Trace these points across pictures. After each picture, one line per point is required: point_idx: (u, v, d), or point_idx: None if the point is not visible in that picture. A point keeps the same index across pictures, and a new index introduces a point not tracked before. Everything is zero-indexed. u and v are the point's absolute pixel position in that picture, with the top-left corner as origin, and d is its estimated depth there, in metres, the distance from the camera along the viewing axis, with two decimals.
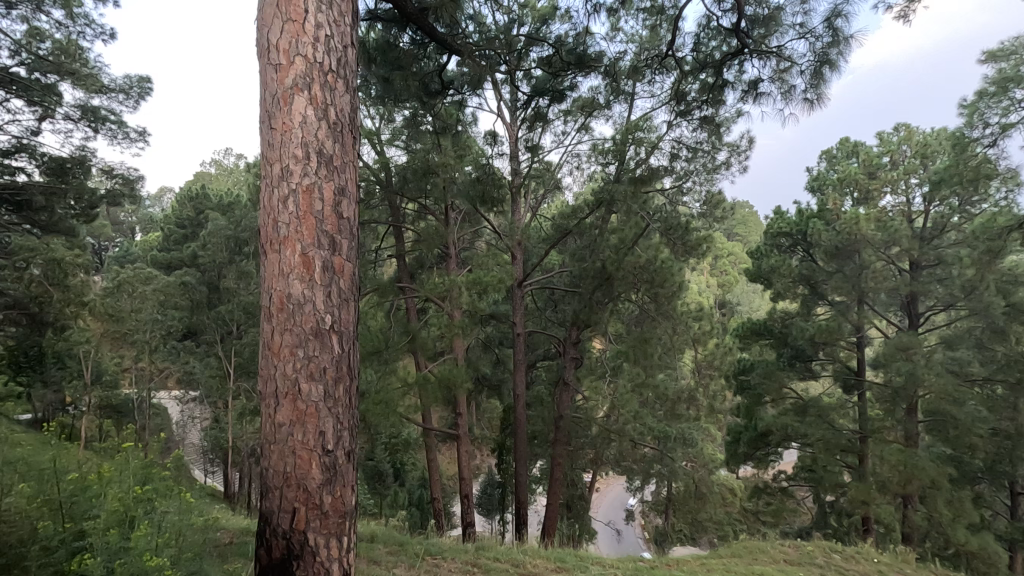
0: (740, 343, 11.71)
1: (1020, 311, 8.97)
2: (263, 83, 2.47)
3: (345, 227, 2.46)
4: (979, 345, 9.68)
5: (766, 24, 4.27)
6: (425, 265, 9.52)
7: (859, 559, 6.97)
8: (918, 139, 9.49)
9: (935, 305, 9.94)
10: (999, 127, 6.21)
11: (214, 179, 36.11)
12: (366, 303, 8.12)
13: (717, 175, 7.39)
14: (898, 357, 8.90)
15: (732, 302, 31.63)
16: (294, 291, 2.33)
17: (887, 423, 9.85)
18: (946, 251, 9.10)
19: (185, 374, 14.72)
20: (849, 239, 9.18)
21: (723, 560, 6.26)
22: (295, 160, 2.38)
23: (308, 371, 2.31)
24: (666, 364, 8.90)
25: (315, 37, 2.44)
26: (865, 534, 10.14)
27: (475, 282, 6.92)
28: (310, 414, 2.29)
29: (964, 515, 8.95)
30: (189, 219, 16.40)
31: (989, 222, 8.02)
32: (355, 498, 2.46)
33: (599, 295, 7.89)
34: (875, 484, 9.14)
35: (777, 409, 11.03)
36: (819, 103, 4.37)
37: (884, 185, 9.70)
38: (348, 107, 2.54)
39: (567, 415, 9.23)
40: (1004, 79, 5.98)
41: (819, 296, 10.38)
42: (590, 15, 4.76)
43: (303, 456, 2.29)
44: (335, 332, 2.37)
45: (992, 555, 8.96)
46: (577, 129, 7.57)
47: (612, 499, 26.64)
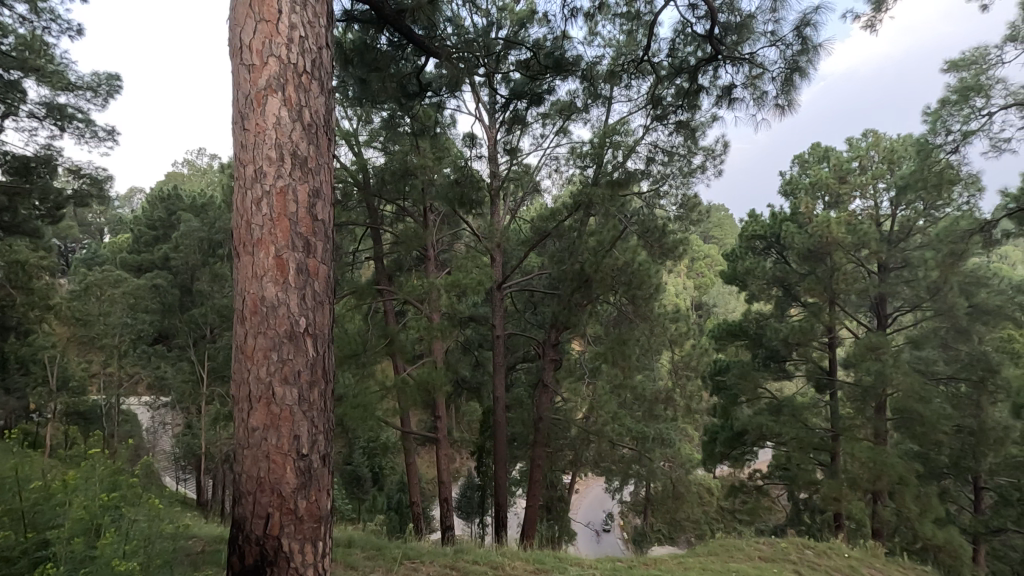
0: (716, 343, 11.89)
1: (983, 311, 9.31)
2: (235, 83, 2.44)
3: (320, 229, 2.44)
4: (945, 344, 9.77)
5: (738, 31, 4.34)
6: (403, 267, 9.47)
7: (831, 555, 7.11)
8: (884, 145, 9.76)
9: (902, 306, 10.23)
10: (960, 134, 6.43)
11: (188, 181, 35.43)
12: (343, 306, 8.03)
13: (693, 180, 7.51)
14: (867, 356, 9.14)
15: (707, 304, 32.27)
16: (268, 294, 2.30)
17: (857, 421, 10.11)
18: (912, 253, 9.40)
19: (157, 379, 14.38)
20: (820, 242, 9.40)
21: (701, 559, 6.32)
22: (268, 161, 2.36)
23: (282, 374, 2.28)
24: (643, 365, 9.00)
25: (289, 38, 2.42)
26: (837, 530, 10.40)
27: (455, 285, 6.91)
28: (285, 418, 2.27)
29: (930, 509, 9.21)
30: (160, 220, 16.04)
31: (953, 226, 8.25)
32: (331, 503, 2.44)
33: (579, 297, 7.94)
34: (846, 481, 9.37)
35: (752, 409, 11.24)
36: (789, 109, 4.51)
37: (854, 190, 9.96)
38: (322, 108, 2.53)
39: (546, 417, 9.26)
40: (965, 88, 6.21)
41: (792, 298, 10.60)
42: (567, 19, 4.78)
43: (277, 461, 2.26)
44: (310, 335, 2.35)
45: (958, 548, 9.19)
46: (555, 131, 7.63)
47: (591, 500, 26.79)
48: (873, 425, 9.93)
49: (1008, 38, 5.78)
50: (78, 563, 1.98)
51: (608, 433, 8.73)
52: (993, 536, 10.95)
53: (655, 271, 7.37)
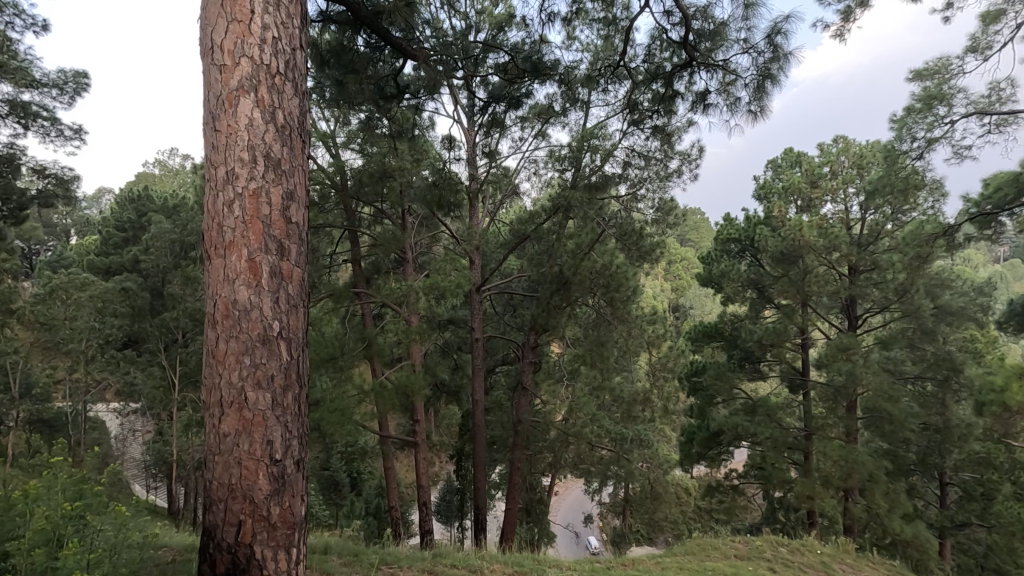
0: (693, 345, 12.06)
1: (948, 313, 9.63)
2: (206, 84, 2.40)
3: (294, 232, 2.41)
4: (911, 344, 10.12)
5: (712, 38, 4.43)
6: (381, 270, 9.40)
7: (804, 551, 7.26)
8: (854, 150, 9.99)
9: (871, 307, 10.50)
10: (925, 141, 6.65)
11: (160, 181, 34.59)
12: (320, 308, 7.93)
13: (669, 184, 7.48)
14: (839, 357, 9.35)
15: (685, 307, 32.75)
16: (240, 297, 2.27)
17: (829, 420, 10.32)
18: (881, 256, 9.44)
19: (126, 385, 14.04)
20: (793, 246, 9.60)
21: (679, 558, 6.41)
22: (240, 163, 2.32)
23: (255, 378, 2.24)
24: (621, 366, 9.09)
25: (261, 38, 2.39)
26: (809, 527, 10.60)
27: (433, 288, 6.89)
28: (257, 423, 2.23)
29: (898, 505, 9.49)
30: (130, 221, 15.58)
31: (918, 230, 8.46)
32: (305, 509, 2.41)
33: (557, 299, 8.06)
34: (819, 479, 9.58)
35: (728, 409, 11.44)
36: (762, 115, 4.61)
37: (825, 194, 10.21)
38: (296, 110, 2.50)
39: (526, 419, 9.38)
40: (929, 97, 6.43)
41: (766, 299, 10.81)
42: (545, 24, 4.82)
43: (249, 467, 2.22)
44: (283, 339, 2.32)
45: (925, 542, 9.48)
46: (533, 134, 7.69)
47: (571, 502, 26.91)
48: (845, 424, 10.14)
49: (968, 48, 6.00)
50: (38, 574, 1.94)
51: (587, 435, 8.80)
52: (958, 530, 11.30)
53: (632, 274, 7.64)
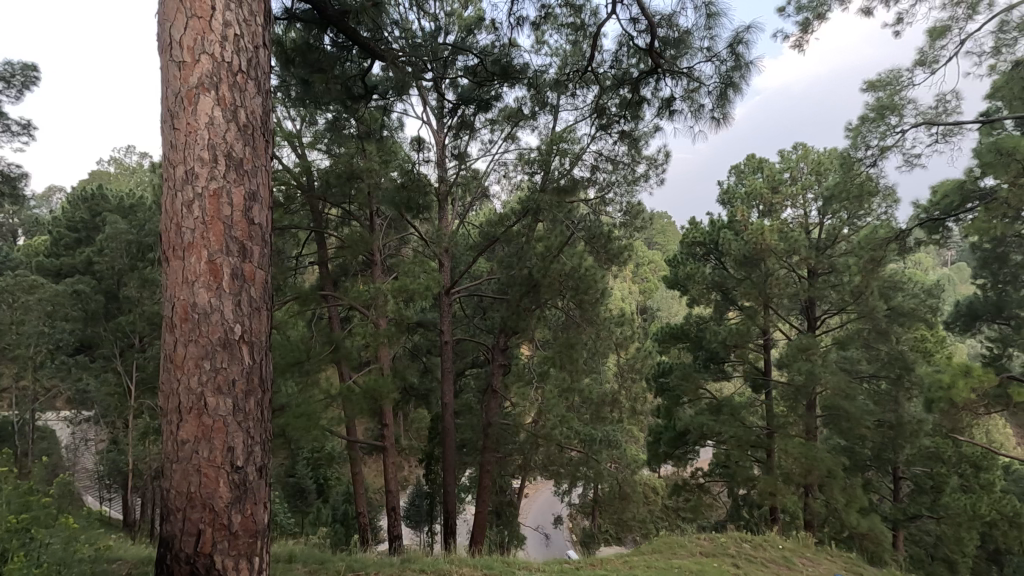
0: (659, 346, 12.27)
1: (900, 313, 10.02)
2: (165, 81, 2.33)
3: (257, 233, 2.36)
4: (867, 345, 10.49)
5: (677, 46, 4.53)
6: (349, 272, 9.27)
7: (766, 547, 7.46)
8: (813, 157, 10.32)
9: (829, 309, 10.88)
10: (878, 149, 6.95)
11: (116, 181, 33.29)
12: (285, 312, 7.77)
13: (637, 188, 7.55)
14: (799, 357, 9.64)
15: (653, 309, 33.32)
16: (200, 300, 2.20)
17: (790, 418, 10.64)
18: (837, 259, 9.87)
19: (79, 392, 13.47)
20: (756, 249, 9.87)
21: (646, 557, 6.51)
22: (200, 162, 2.26)
23: (215, 383, 2.19)
24: (591, 368, 9.19)
25: (222, 35, 2.33)
26: (772, 523, 10.90)
27: (402, 290, 6.84)
28: (217, 429, 2.17)
29: (855, 500, 9.81)
30: (83, 221, 14.94)
31: (872, 234, 8.66)
32: (268, 516, 2.36)
33: (527, 302, 8.10)
34: (780, 476, 9.89)
35: (694, 409, 11.67)
36: (724, 122, 4.74)
37: (785, 199, 10.56)
38: (259, 109, 2.45)
39: (495, 422, 9.38)
40: (881, 108, 6.73)
41: (729, 301, 11.05)
42: (514, 28, 4.84)
43: (209, 474, 2.15)
44: (246, 342, 2.27)
45: (880, 535, 9.85)
46: (503, 137, 7.75)
47: (541, 504, 26.97)
48: (805, 422, 10.46)
49: (917, 62, 6.29)
50: None
51: (556, 436, 8.86)
52: (910, 522, 11.78)
53: (601, 276, 7.74)
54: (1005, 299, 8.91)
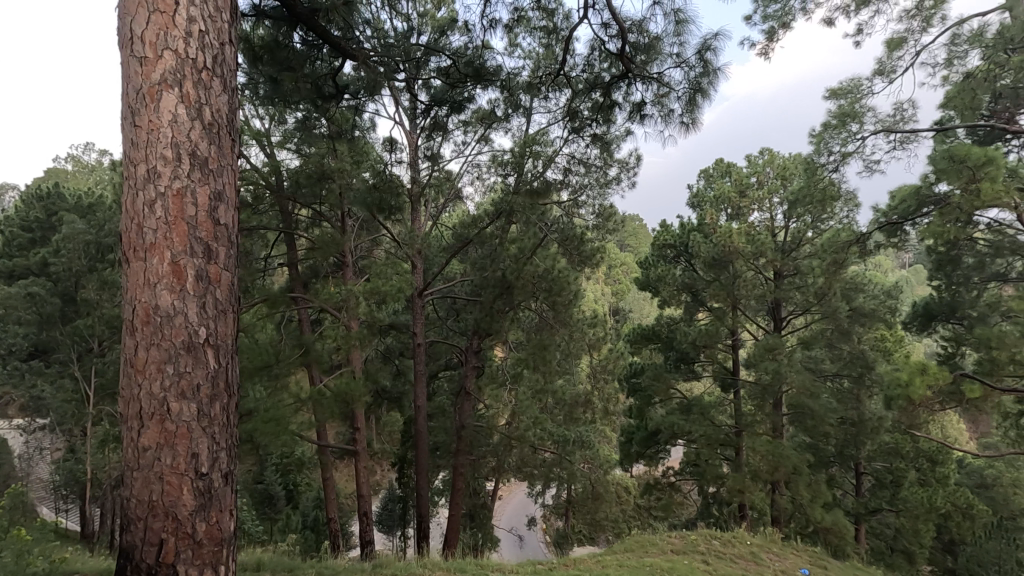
0: (631, 347, 12.41)
1: (862, 314, 10.32)
2: (125, 76, 2.26)
3: (222, 234, 2.30)
4: (830, 344, 10.77)
5: (647, 51, 4.60)
6: (320, 274, 9.13)
7: (735, 543, 7.62)
8: (779, 162, 10.56)
9: (794, 310, 11.17)
10: (840, 155, 7.19)
11: (72, 179, 31.98)
12: (253, 314, 7.59)
13: (609, 190, 7.63)
14: (765, 357, 9.87)
15: (624, 310, 33.71)
16: (162, 302, 2.13)
17: (758, 417, 10.87)
18: (802, 261, 10.17)
19: (33, 399, 12.89)
20: (724, 251, 10.09)
21: (618, 556, 6.58)
22: (163, 161, 2.20)
23: (179, 388, 2.12)
24: (563, 369, 9.33)
25: (186, 31, 2.28)
26: (741, 519, 11.13)
27: (373, 292, 6.77)
28: (181, 435, 2.11)
29: (820, 496, 10.10)
30: (38, 221, 14.32)
31: (835, 237, 8.95)
32: (234, 524, 2.30)
33: (500, 304, 8.12)
34: (749, 474, 10.10)
35: (665, 408, 11.84)
36: (693, 127, 4.84)
37: (753, 203, 10.81)
38: (225, 107, 2.40)
39: (469, 424, 9.35)
40: (843, 115, 6.94)
41: (699, 303, 11.22)
42: (486, 30, 4.84)
43: (172, 482, 2.09)
44: (211, 346, 2.21)
45: (843, 528, 10.15)
46: (476, 139, 7.75)
47: (514, 505, 26.99)
48: (772, 420, 10.71)
49: (876, 71, 6.53)
50: None
51: (530, 438, 8.89)
52: (871, 516, 12.18)
53: (574, 278, 7.84)
54: (958, 299, 9.35)
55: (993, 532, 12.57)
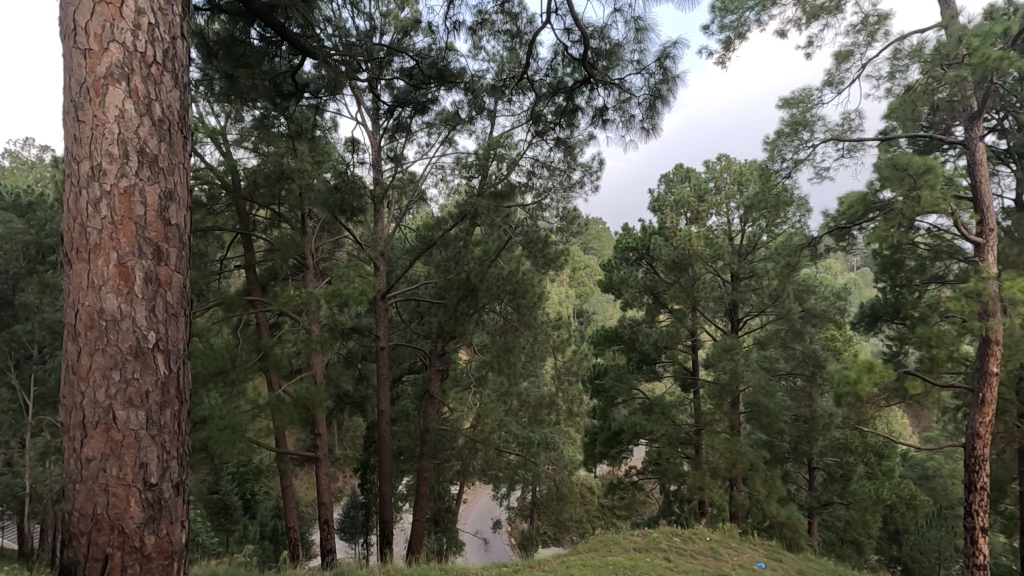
0: (595, 349, 12.57)
1: (813, 315, 10.71)
2: (68, 69, 2.16)
3: (173, 234, 2.22)
4: (784, 344, 11.08)
5: (608, 58, 4.67)
6: (279, 277, 8.90)
7: (694, 539, 7.80)
8: (735, 168, 10.94)
9: (750, 311, 11.48)
10: (792, 162, 7.48)
11: (10, 176, 30.18)
12: (209, 318, 7.34)
13: (572, 194, 7.76)
14: (724, 357, 10.14)
15: (589, 312, 34.10)
16: (107, 306, 2.04)
17: (716, 416, 11.12)
18: (758, 264, 10.50)
19: None
20: (683, 255, 10.37)
21: (581, 556, 6.65)
22: (108, 158, 2.11)
23: (126, 396, 2.03)
24: (528, 371, 9.36)
25: (134, 24, 2.19)
26: (701, 516, 11.40)
27: (335, 295, 6.64)
28: (128, 445, 2.02)
29: (775, 491, 10.45)
30: None
31: (788, 241, 9.27)
32: (186, 536, 2.21)
33: (464, 306, 8.14)
34: (708, 471, 10.36)
35: (628, 409, 12.02)
36: (653, 132, 4.96)
37: (711, 208, 11.07)
38: (177, 104, 2.31)
39: (433, 428, 9.29)
40: (795, 123, 7.23)
41: (660, 305, 11.44)
42: (450, 32, 4.83)
43: (119, 494, 2.00)
44: (161, 351, 2.12)
45: (797, 522, 10.53)
46: (440, 140, 7.74)
47: (480, 508, 26.93)
48: (730, 418, 10.98)
49: (826, 82, 6.82)
50: None
51: (495, 440, 8.91)
52: (823, 509, 12.66)
53: (538, 281, 7.90)
54: (901, 300, 9.84)
55: (934, 521, 13.26)
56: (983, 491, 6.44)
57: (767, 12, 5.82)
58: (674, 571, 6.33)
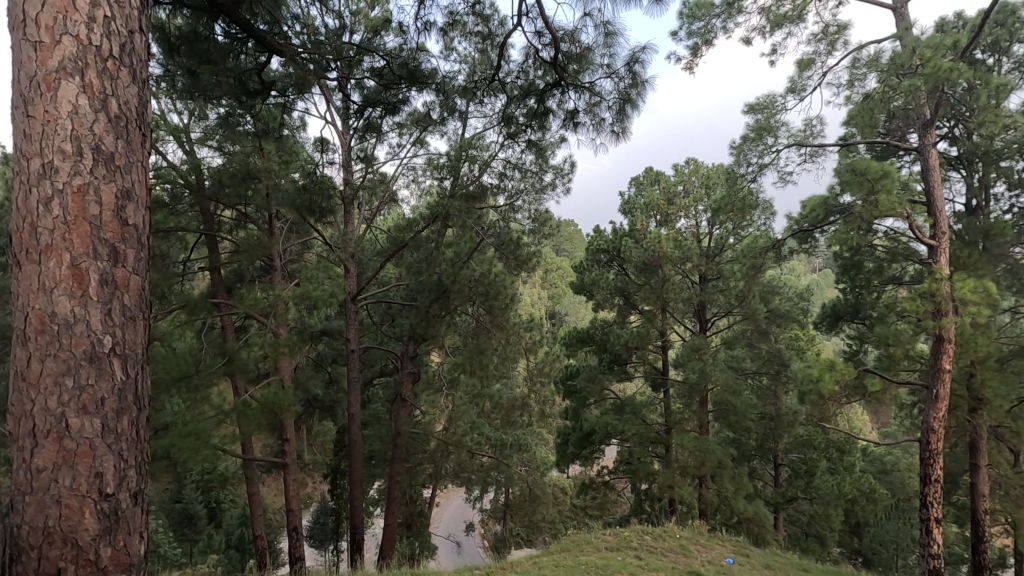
0: (567, 350, 12.64)
1: (778, 315, 11.00)
2: (17, 61, 2.06)
3: (131, 235, 2.14)
4: (750, 343, 11.22)
5: (579, 61, 4.71)
6: (245, 279, 8.68)
7: (665, 537, 7.92)
8: (703, 172, 11.14)
9: (717, 312, 11.71)
10: (757, 166, 7.66)
11: None
12: (171, 321, 7.11)
13: (545, 196, 7.78)
14: (692, 357, 10.30)
15: (560, 314, 34.31)
16: (60, 309, 1.96)
17: (685, 415, 11.28)
18: (725, 266, 10.73)
19: None
20: (653, 256, 10.51)
21: (554, 556, 6.67)
22: (61, 156, 2.02)
23: (80, 403, 1.95)
24: (500, 372, 9.35)
25: (89, 16, 2.11)
26: (671, 513, 11.57)
27: (304, 297, 6.52)
28: (82, 454, 1.94)
29: (742, 488, 10.69)
30: None
31: (753, 243, 9.48)
32: (145, 547, 2.13)
33: (436, 308, 8.10)
34: (677, 470, 10.51)
35: (599, 409, 12.12)
36: (623, 136, 5.02)
37: (680, 211, 11.25)
38: (135, 99, 2.24)
39: (405, 431, 9.19)
40: (760, 128, 7.41)
41: (630, 306, 11.57)
42: (420, 32, 4.80)
43: (72, 505, 1.91)
44: (117, 356, 2.04)
45: (763, 518, 10.78)
46: (412, 141, 7.69)
47: (452, 512, 26.75)
48: (698, 417, 11.17)
49: (789, 89, 7.02)
50: None
51: (467, 443, 8.88)
52: (788, 504, 12.99)
53: (509, 283, 7.91)
54: (860, 300, 10.19)
55: (891, 514, 13.76)
56: (937, 483, 6.69)
57: (733, 19, 5.96)
58: (645, 568, 6.40)
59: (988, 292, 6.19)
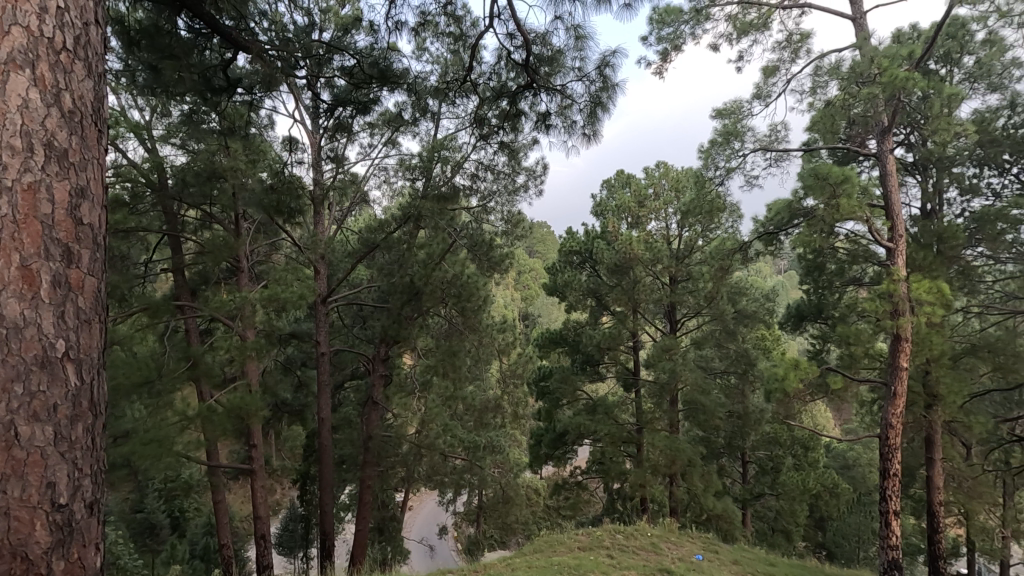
0: (540, 351, 12.68)
1: (745, 315, 11.24)
2: None
3: (85, 235, 2.06)
4: (718, 343, 11.47)
5: (550, 63, 4.74)
6: (210, 280, 8.45)
7: (636, 535, 8.00)
8: (672, 175, 11.32)
9: (687, 313, 11.91)
10: (724, 170, 7.79)
11: None
12: (131, 324, 6.86)
13: (518, 198, 7.80)
14: (663, 357, 10.44)
15: (533, 316, 34.45)
16: (7, 313, 1.80)
17: (656, 414, 11.44)
18: (694, 267, 10.94)
19: None
20: (625, 258, 10.64)
21: (527, 557, 6.67)
22: (10, 151, 1.87)
23: (31, 410, 1.82)
24: (473, 374, 9.32)
25: (40, 8, 2.01)
26: (642, 512, 11.70)
27: (272, 298, 6.40)
28: (33, 464, 1.80)
29: (711, 485, 10.89)
30: None
31: (722, 245, 9.69)
32: (99, 560, 2.03)
33: (409, 310, 8.04)
34: (648, 468, 10.65)
35: (572, 410, 12.19)
36: (594, 138, 5.05)
37: (650, 213, 11.41)
38: (89, 94, 2.17)
39: (376, 435, 9.06)
40: (727, 133, 7.60)
41: (603, 307, 11.70)
42: (391, 32, 4.75)
43: (22, 518, 1.76)
44: (70, 360, 1.95)
45: (732, 514, 11.00)
46: (382, 142, 7.61)
47: (425, 516, 26.52)
48: (669, 416, 11.33)
49: (755, 94, 7.19)
50: None
51: (440, 445, 8.82)
52: (756, 501, 13.28)
53: (482, 284, 7.91)
54: (824, 300, 10.50)
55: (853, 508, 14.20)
56: (895, 477, 6.92)
57: (701, 26, 6.08)
58: (617, 567, 6.45)
59: (942, 292, 6.47)
